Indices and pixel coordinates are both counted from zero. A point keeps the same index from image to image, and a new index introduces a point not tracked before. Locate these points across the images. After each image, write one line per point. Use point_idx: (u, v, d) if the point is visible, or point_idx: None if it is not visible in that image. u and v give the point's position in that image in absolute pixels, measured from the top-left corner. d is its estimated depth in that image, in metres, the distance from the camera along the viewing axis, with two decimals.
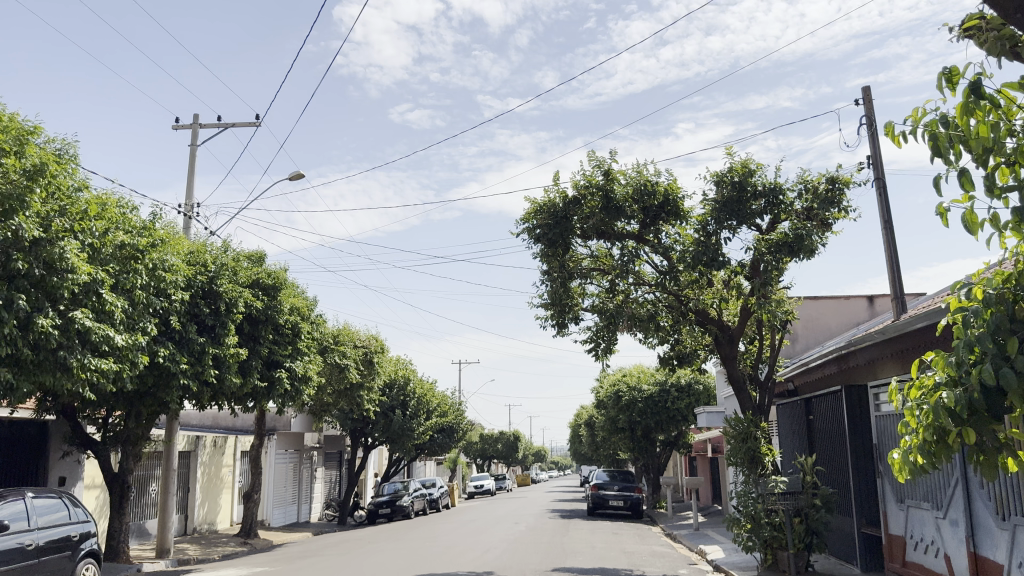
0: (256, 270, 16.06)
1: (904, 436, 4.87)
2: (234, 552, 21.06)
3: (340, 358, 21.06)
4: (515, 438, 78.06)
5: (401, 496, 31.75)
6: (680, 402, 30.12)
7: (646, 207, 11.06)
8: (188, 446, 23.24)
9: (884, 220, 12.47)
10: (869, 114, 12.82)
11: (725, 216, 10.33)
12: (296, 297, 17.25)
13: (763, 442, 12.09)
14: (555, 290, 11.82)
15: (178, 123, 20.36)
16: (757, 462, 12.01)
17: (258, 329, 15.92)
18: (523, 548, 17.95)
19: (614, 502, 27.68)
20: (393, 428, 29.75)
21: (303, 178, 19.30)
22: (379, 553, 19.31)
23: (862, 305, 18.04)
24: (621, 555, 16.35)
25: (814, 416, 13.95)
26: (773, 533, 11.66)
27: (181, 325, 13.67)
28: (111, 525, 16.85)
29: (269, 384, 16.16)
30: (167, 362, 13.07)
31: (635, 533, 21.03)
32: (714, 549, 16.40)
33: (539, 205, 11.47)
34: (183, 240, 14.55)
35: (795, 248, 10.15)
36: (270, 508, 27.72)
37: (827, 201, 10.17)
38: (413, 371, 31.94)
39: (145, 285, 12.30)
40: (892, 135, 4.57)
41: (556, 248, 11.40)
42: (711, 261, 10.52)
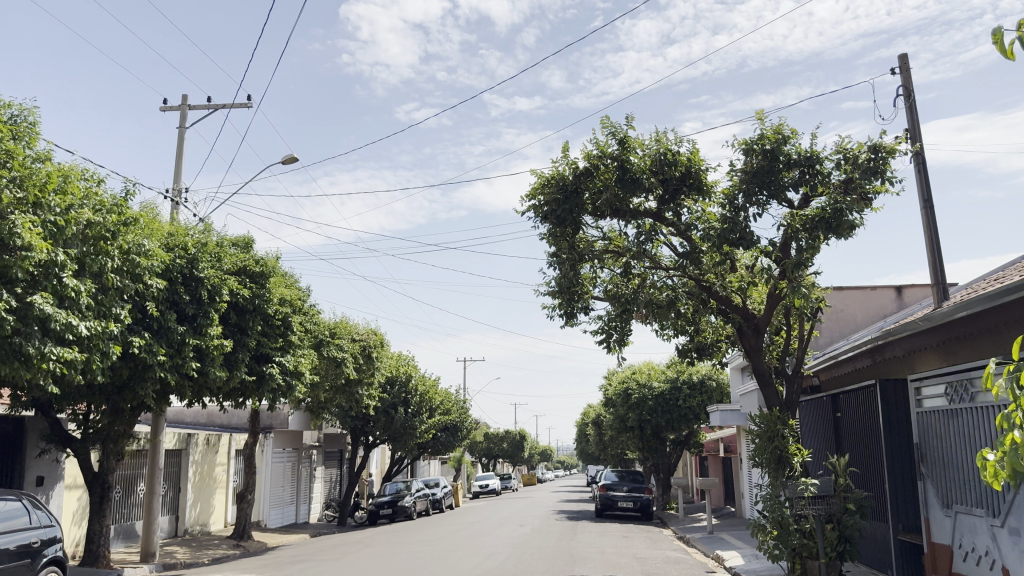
0: (243, 257, 15.01)
1: (1007, 433, 3.84)
2: (225, 556, 20.10)
3: (336, 352, 20.10)
4: (521, 436, 77.07)
5: (403, 496, 30.76)
6: (691, 401, 29.06)
7: (665, 180, 10.01)
8: (179, 444, 22.28)
9: (924, 198, 11.40)
10: (906, 83, 11.74)
11: (757, 189, 9.29)
12: (288, 287, 16.24)
13: (792, 441, 10.94)
14: (564, 275, 10.78)
15: (167, 104, 19.43)
16: (784, 463, 10.92)
17: (246, 318, 14.88)
18: (528, 553, 16.93)
19: (624, 503, 26.66)
20: (395, 427, 28.76)
21: (297, 161, 18.30)
22: (377, 557, 18.29)
23: (890, 296, 16.95)
24: (632, 561, 15.31)
25: (841, 413, 12.91)
26: (803, 541, 10.63)
27: (160, 313, 12.72)
28: (91, 528, 15.90)
29: (258, 379, 15.20)
30: (144, 353, 12.15)
31: (646, 538, 20.00)
32: (733, 556, 15.34)
33: (546, 179, 10.43)
34: (162, 223, 13.59)
35: (834, 224, 9.08)
36: (267, 508, 26.80)
37: (870, 172, 9.09)
38: (415, 367, 30.89)
39: (117, 269, 11.36)
40: (1003, 46, 3.66)
41: (565, 228, 10.38)
42: (738, 241, 9.49)
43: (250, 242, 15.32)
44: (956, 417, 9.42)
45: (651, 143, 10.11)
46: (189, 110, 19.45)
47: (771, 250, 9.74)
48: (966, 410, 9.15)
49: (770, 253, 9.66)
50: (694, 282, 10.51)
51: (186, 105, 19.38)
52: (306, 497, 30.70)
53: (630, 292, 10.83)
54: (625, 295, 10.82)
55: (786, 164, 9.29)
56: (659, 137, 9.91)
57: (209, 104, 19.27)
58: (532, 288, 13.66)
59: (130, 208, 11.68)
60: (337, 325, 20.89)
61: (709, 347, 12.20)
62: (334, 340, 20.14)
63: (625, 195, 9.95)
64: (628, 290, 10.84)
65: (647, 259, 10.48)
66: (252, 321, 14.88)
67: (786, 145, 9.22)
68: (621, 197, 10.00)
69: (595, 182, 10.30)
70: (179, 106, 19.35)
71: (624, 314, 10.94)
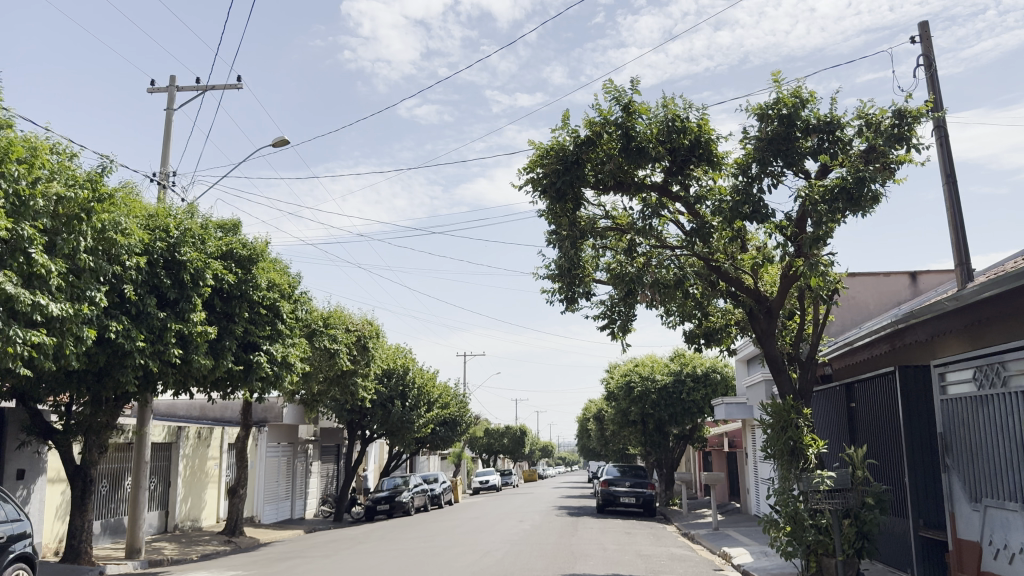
0: (229, 240, 14.37)
1: None
2: (215, 552, 19.48)
3: (330, 342, 19.50)
4: (522, 433, 76.44)
5: (401, 492, 30.13)
6: (695, 394, 28.42)
7: (673, 149, 9.35)
8: (168, 438, 21.69)
9: (946, 173, 10.75)
10: (927, 52, 11.08)
11: (772, 157, 8.63)
12: (278, 273, 15.59)
13: (806, 431, 10.27)
14: (564, 253, 10.14)
15: (153, 86, 18.79)
16: (798, 455, 10.26)
17: (232, 305, 14.23)
18: (527, 549, 16.29)
19: (625, 499, 26.04)
20: (392, 421, 28.14)
21: (288, 144, 17.67)
22: (371, 554, 17.67)
23: (904, 283, 16.27)
24: (636, 558, 14.69)
25: (856, 403, 12.27)
26: (818, 537, 9.98)
27: (139, 297, 12.07)
28: (72, 523, 15.26)
29: (245, 368, 14.61)
30: (121, 339, 11.54)
31: (650, 534, 19.39)
32: (741, 554, 14.70)
33: (546, 148, 9.76)
34: (143, 203, 12.94)
35: (856, 194, 8.40)
36: (261, 504, 26.17)
37: (894, 139, 8.43)
38: (413, 360, 30.26)
39: (91, 248, 10.71)
40: None
41: (565, 203, 9.75)
42: (753, 215, 8.84)
43: (238, 225, 14.67)
44: (986, 405, 8.77)
45: (659, 109, 9.46)
46: (177, 92, 18.82)
47: (785, 225, 9.09)
48: (998, 396, 8.50)
49: (784, 228, 9.01)
50: (703, 261, 9.86)
51: (174, 86, 18.75)
52: (301, 493, 30.07)
53: (633, 272, 10.21)
54: (628, 275, 10.19)
55: (803, 130, 8.63)
56: (667, 101, 9.24)
57: (198, 86, 18.64)
58: (531, 272, 13.04)
59: (105, 184, 10.96)
60: (331, 315, 20.26)
61: (718, 334, 11.55)
62: (328, 330, 19.52)
63: (631, 166, 9.31)
64: (631, 270, 10.21)
65: (652, 236, 9.94)
66: (239, 308, 14.24)
67: (804, 110, 8.55)
68: (625, 167, 9.36)
69: (598, 152, 9.69)
70: (167, 87, 18.73)
71: (628, 296, 10.32)
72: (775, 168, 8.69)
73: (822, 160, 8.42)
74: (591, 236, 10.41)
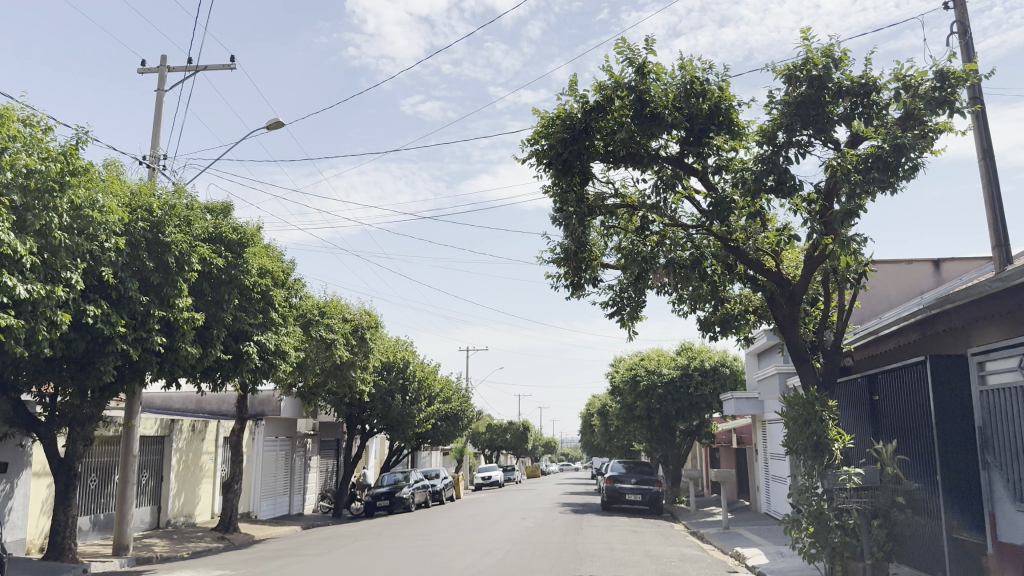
0: (218, 223, 13.66)
1: None
2: (207, 549, 18.82)
3: (326, 332, 18.85)
4: (525, 428, 75.90)
5: (402, 487, 29.47)
6: (703, 388, 27.68)
7: (692, 117, 8.65)
8: (161, 431, 21.06)
9: (983, 149, 10.01)
10: (961, 19, 10.33)
11: (801, 124, 8.07)
12: (271, 259, 14.92)
13: (831, 424, 9.52)
14: (570, 229, 9.44)
15: (144, 66, 18.11)
16: (823, 450, 9.51)
17: (221, 291, 13.45)
18: (530, 549, 15.59)
19: (631, 496, 25.33)
20: (392, 414, 27.51)
21: (283, 126, 16.98)
22: (368, 552, 16.98)
23: (926, 272, 15.51)
24: (645, 559, 13.99)
25: (880, 396, 11.57)
26: (844, 539, 9.29)
27: (121, 280, 11.37)
28: (55, 518, 14.60)
29: (235, 358, 14.00)
30: (100, 325, 10.88)
31: (657, 533, 18.70)
32: (755, 555, 13.97)
33: (553, 117, 9.07)
34: (126, 182, 12.25)
35: (894, 162, 7.71)
36: (258, 500, 25.51)
37: (934, 104, 7.88)
38: (414, 353, 29.57)
39: (66, 226, 10.02)
40: None
41: (572, 178, 9.05)
42: (780, 188, 8.14)
43: (229, 207, 13.98)
44: None
45: (677, 73, 8.76)
46: (168, 72, 18.15)
47: (814, 201, 8.42)
48: None
49: (812, 203, 8.31)
50: (723, 242, 9.16)
51: (165, 66, 18.07)
52: (299, 488, 29.38)
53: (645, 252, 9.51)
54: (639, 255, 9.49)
55: (833, 92, 8.08)
56: (686, 63, 8.55)
57: (190, 66, 17.98)
58: (535, 257, 12.32)
59: (81, 158, 10.25)
60: (328, 304, 19.58)
61: (735, 322, 10.78)
62: (324, 320, 18.88)
63: (646, 135, 8.61)
64: (642, 250, 9.53)
65: (666, 214, 9.26)
66: (228, 294, 13.46)
67: (837, 72, 8.00)
68: (638, 137, 8.68)
69: (608, 121, 9.00)
70: (158, 67, 18.05)
71: (642, 275, 9.60)
72: (803, 135, 8.02)
73: (855, 126, 7.73)
74: (599, 214, 9.67)
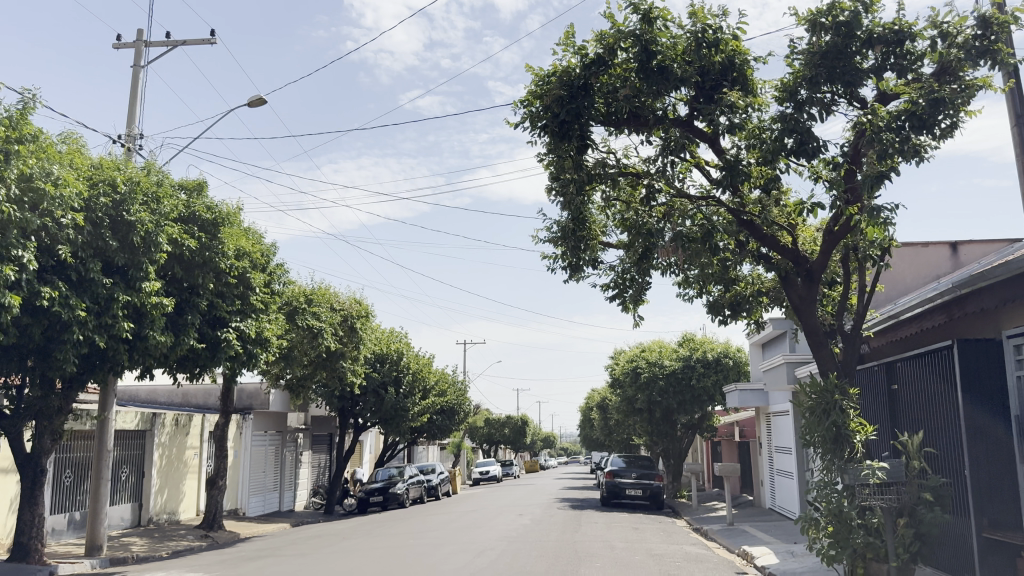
0: (192, 202, 12.83)
1: None
2: (187, 548, 18.02)
3: (313, 321, 18.04)
4: (523, 422, 75.05)
5: (396, 483, 28.68)
6: (706, 380, 26.86)
7: (702, 71, 7.95)
8: (142, 425, 20.29)
9: (1016, 114, 9.08)
10: None
11: (826, 77, 7.54)
12: (250, 241, 14.13)
13: (852, 415, 8.67)
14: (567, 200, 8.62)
15: (120, 41, 17.23)
16: (843, 442, 8.66)
17: (194, 274, 12.64)
18: (525, 548, 14.77)
19: (631, 491, 24.51)
20: (385, 408, 26.68)
21: (266, 103, 16.10)
22: (356, 551, 16.17)
23: (943, 255, 14.65)
24: (647, 558, 13.18)
25: (899, 385, 10.76)
26: (868, 540, 8.46)
27: (82, 261, 10.56)
28: (21, 517, 13.76)
29: (211, 346, 13.24)
30: (58, 309, 10.06)
31: (660, 530, 17.88)
32: (764, 554, 13.12)
33: (549, 73, 8.31)
34: (88, 157, 11.42)
35: (929, 119, 7.02)
36: (246, 496, 24.71)
37: (975, 53, 7.48)
38: (408, 344, 28.74)
39: (14, 198, 9.24)
40: None
41: (569, 144, 8.21)
42: (803, 149, 7.48)
43: (203, 186, 13.13)
44: None
45: (687, 23, 8.07)
46: (146, 48, 17.27)
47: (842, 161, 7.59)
48: None
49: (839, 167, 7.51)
50: (735, 216, 8.36)
51: (142, 41, 17.19)
52: (291, 484, 28.57)
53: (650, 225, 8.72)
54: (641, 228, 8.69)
55: (861, 42, 7.53)
56: (697, 11, 7.83)
57: (169, 42, 17.12)
58: (530, 236, 11.47)
59: (28, 125, 9.59)
60: (315, 292, 18.73)
61: (747, 304, 9.97)
62: (310, 309, 18.06)
63: (653, 91, 7.91)
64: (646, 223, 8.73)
65: (673, 185, 8.46)
66: (202, 278, 12.68)
67: (866, 17, 7.49)
68: (643, 94, 7.94)
69: (610, 78, 8.26)
70: (134, 43, 17.18)
71: (647, 251, 8.80)
72: (826, 91, 7.55)
73: (883, 82, 7.13)
74: (599, 184, 8.86)
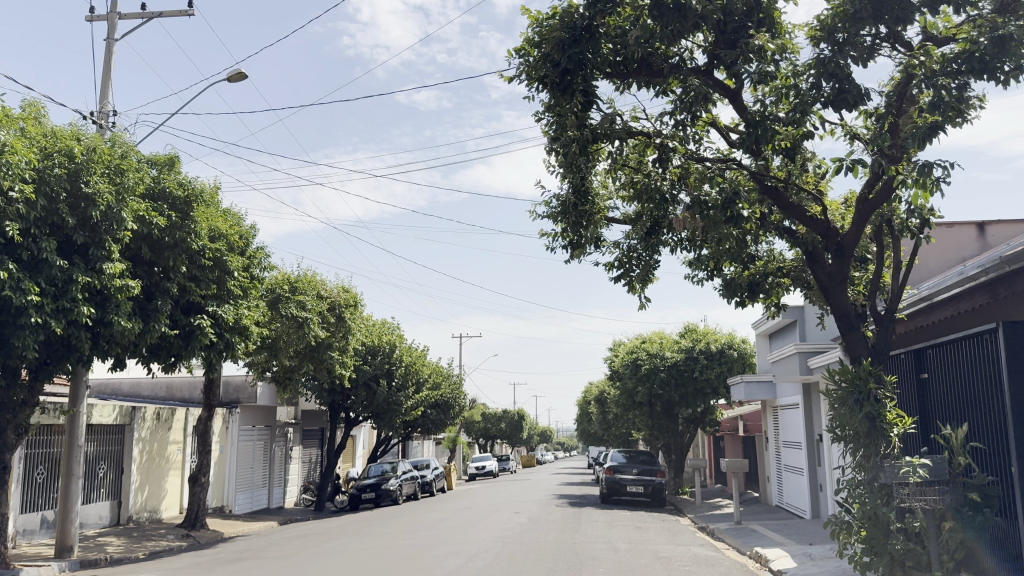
0: (162, 177, 11.87)
1: None
2: (166, 549, 17.05)
3: (298, 310, 17.06)
4: (520, 417, 74.18)
5: (389, 479, 27.76)
6: (709, 373, 25.97)
7: (725, 10, 7.20)
8: (121, 420, 19.37)
9: None
10: None
11: (872, 15, 6.95)
12: (226, 221, 13.21)
13: (888, 405, 7.76)
14: (568, 162, 7.82)
15: (92, 13, 16.20)
16: (878, 436, 7.75)
17: (163, 254, 11.66)
18: (524, 549, 13.83)
19: (632, 487, 23.60)
20: (377, 402, 25.73)
21: (247, 77, 15.09)
22: (344, 552, 15.24)
23: (969, 236, 13.74)
24: (654, 561, 12.24)
25: (928, 374, 9.85)
26: (908, 546, 7.52)
27: (36, 239, 9.60)
28: None
29: (185, 334, 12.33)
30: (9, 291, 9.07)
31: (666, 529, 16.95)
32: (780, 557, 12.17)
33: (552, 16, 7.60)
34: (43, 125, 10.43)
35: (992, 63, 6.48)
36: (232, 493, 23.76)
37: None
38: (401, 336, 27.79)
39: None
40: None
41: (572, 97, 7.50)
42: (843, 98, 6.91)
43: (176, 159, 12.15)
44: None
45: None
46: (119, 20, 16.24)
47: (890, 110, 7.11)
48: None
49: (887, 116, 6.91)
50: (759, 181, 7.45)
51: (115, 13, 16.16)
52: (280, 481, 27.63)
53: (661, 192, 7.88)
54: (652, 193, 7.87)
55: None
56: None
57: (145, 13, 16.09)
58: (528, 211, 10.54)
59: None
60: (300, 279, 17.73)
61: (764, 285, 9.00)
62: (296, 297, 17.09)
63: (669, 31, 7.21)
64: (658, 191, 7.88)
65: (690, 143, 7.60)
66: (173, 260, 11.71)
67: None
68: (660, 35, 7.23)
69: (619, 19, 7.57)
70: (107, 15, 16.14)
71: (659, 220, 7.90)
72: (867, 34, 7.08)
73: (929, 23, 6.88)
74: (605, 144, 8.04)
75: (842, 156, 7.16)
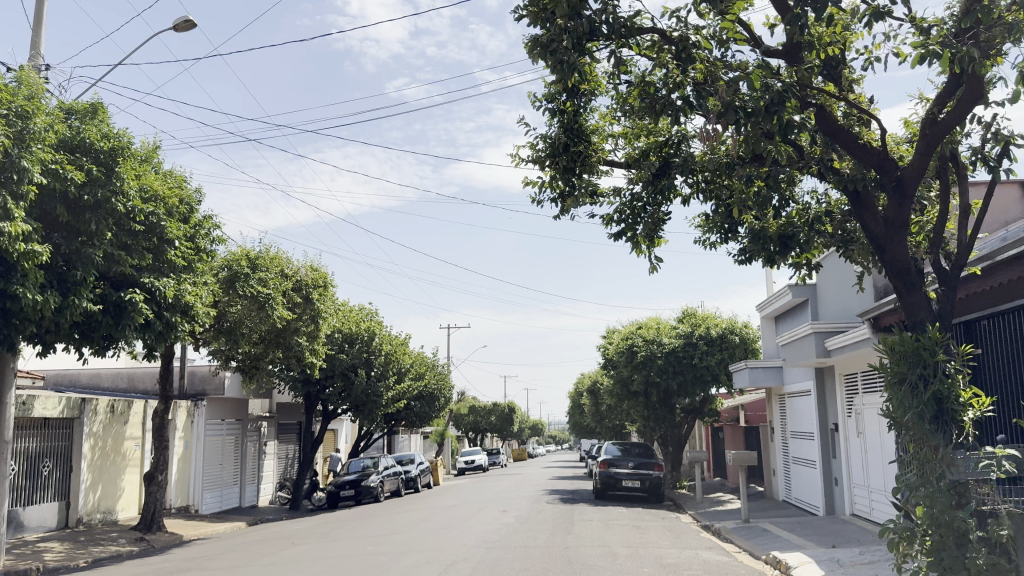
0: (83, 127, 10.27)
1: None
2: (113, 555, 15.32)
3: (258, 287, 15.37)
4: (511, 409, 72.58)
5: (370, 475, 26.11)
6: (709, 359, 24.39)
7: None
8: (70, 413, 17.69)
9: None
10: None
11: None
12: (163, 182, 11.56)
13: (961, 383, 6.14)
14: (560, 62, 6.60)
15: None
16: (948, 423, 6.13)
17: (83, 218, 9.97)
18: (509, 556, 12.16)
19: (628, 482, 22.00)
20: (354, 393, 24.04)
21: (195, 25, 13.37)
22: (306, 558, 13.56)
23: (1013, 197, 12.12)
24: (659, 570, 10.60)
25: (982, 351, 8.28)
26: (992, 561, 5.85)
27: None
28: None
29: (116, 311, 10.66)
30: None
31: (667, 529, 15.35)
32: (803, 564, 10.56)
33: None
34: None
35: None
36: (199, 492, 22.09)
37: None
38: (380, 324, 26.10)
39: None
40: None
41: None
42: None
43: (101, 107, 10.54)
44: None
45: None
46: None
47: None
48: None
49: None
50: (807, 83, 6.06)
51: None
52: (253, 478, 25.95)
53: (680, 98, 6.41)
54: (669, 100, 6.39)
55: None
56: None
57: None
58: (509, 158, 8.92)
59: None
60: (263, 256, 16.03)
61: (800, 239, 7.39)
62: (257, 275, 15.43)
63: None
64: (675, 97, 6.42)
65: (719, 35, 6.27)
66: (95, 225, 10.02)
67: None
68: None
69: None
70: None
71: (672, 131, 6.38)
72: None
73: None
74: (606, 41, 6.68)
75: (918, 46, 5.76)
